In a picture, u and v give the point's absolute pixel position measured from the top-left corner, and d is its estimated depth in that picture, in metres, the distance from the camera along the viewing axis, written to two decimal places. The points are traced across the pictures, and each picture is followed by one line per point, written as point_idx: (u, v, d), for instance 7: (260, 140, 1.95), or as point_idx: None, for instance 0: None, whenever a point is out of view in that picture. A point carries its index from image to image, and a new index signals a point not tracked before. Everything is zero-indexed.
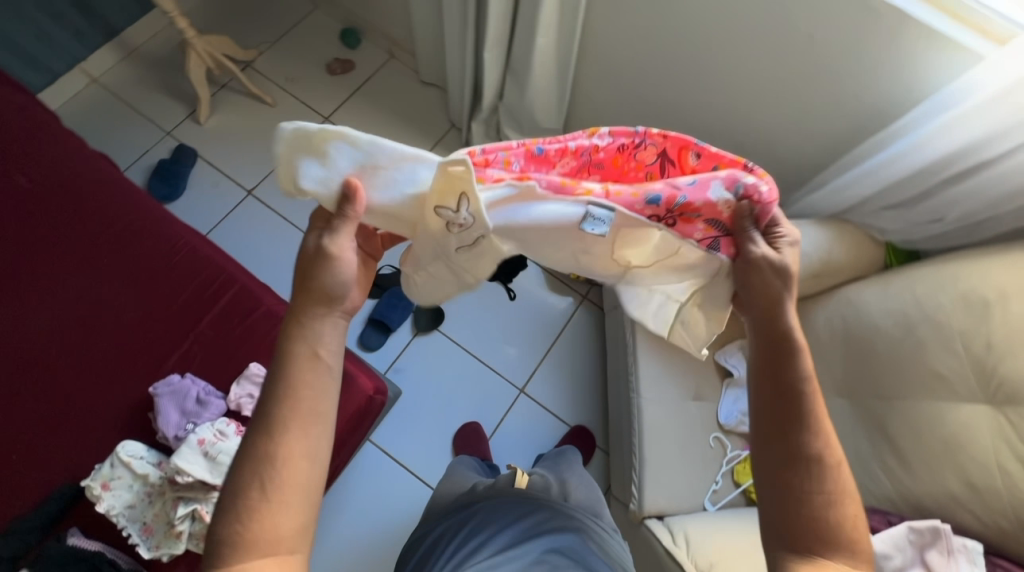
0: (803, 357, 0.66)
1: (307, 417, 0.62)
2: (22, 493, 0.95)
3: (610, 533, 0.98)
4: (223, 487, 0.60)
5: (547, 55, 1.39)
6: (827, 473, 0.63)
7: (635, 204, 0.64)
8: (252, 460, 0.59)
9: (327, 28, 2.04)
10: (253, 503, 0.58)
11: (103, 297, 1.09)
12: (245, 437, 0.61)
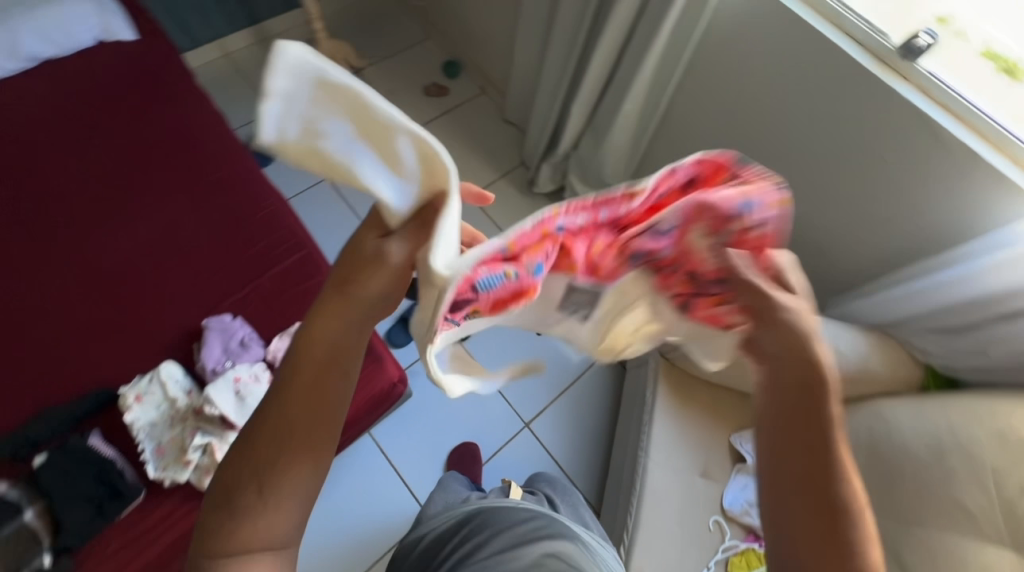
0: (834, 402, 0.51)
1: (311, 431, 0.51)
2: (62, 387, 1.02)
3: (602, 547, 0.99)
4: (220, 486, 0.51)
5: (629, 118, 1.49)
6: (867, 539, 0.49)
7: (615, 273, 0.57)
8: (247, 467, 0.51)
9: (433, 56, 2.28)
10: (249, 505, 0.50)
11: (187, 232, 1.19)
12: (251, 428, 0.52)
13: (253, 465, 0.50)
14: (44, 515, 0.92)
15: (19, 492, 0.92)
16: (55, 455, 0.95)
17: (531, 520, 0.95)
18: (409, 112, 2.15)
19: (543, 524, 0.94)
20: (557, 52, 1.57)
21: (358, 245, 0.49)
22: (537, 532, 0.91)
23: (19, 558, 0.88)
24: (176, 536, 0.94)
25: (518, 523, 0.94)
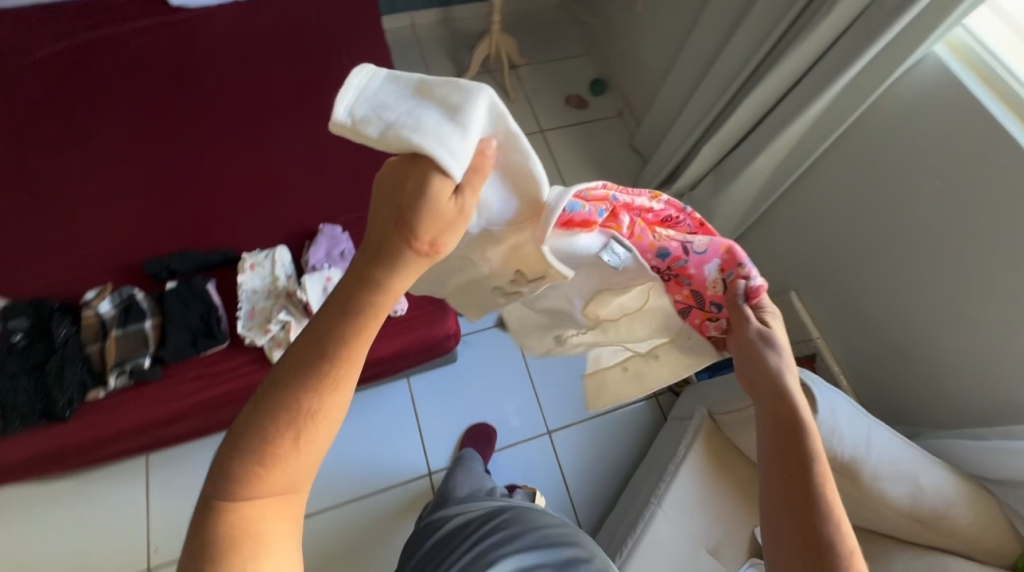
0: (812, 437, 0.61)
1: (350, 375, 0.48)
2: (205, 238, 1.24)
3: None
4: (241, 429, 0.47)
5: (759, 173, 1.45)
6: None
7: (648, 253, 0.68)
8: (280, 413, 0.46)
9: (585, 71, 2.39)
10: (280, 453, 0.46)
11: (333, 150, 1.39)
12: (282, 377, 0.47)
13: (284, 411, 0.46)
14: (158, 327, 1.11)
15: (149, 303, 1.13)
16: (181, 286, 1.14)
17: (555, 530, 0.98)
18: (545, 114, 2.27)
19: (568, 538, 0.97)
20: (707, 92, 1.57)
21: (422, 189, 0.45)
22: (563, 542, 0.95)
23: (130, 352, 1.07)
24: (242, 387, 1.10)
25: (542, 530, 0.97)
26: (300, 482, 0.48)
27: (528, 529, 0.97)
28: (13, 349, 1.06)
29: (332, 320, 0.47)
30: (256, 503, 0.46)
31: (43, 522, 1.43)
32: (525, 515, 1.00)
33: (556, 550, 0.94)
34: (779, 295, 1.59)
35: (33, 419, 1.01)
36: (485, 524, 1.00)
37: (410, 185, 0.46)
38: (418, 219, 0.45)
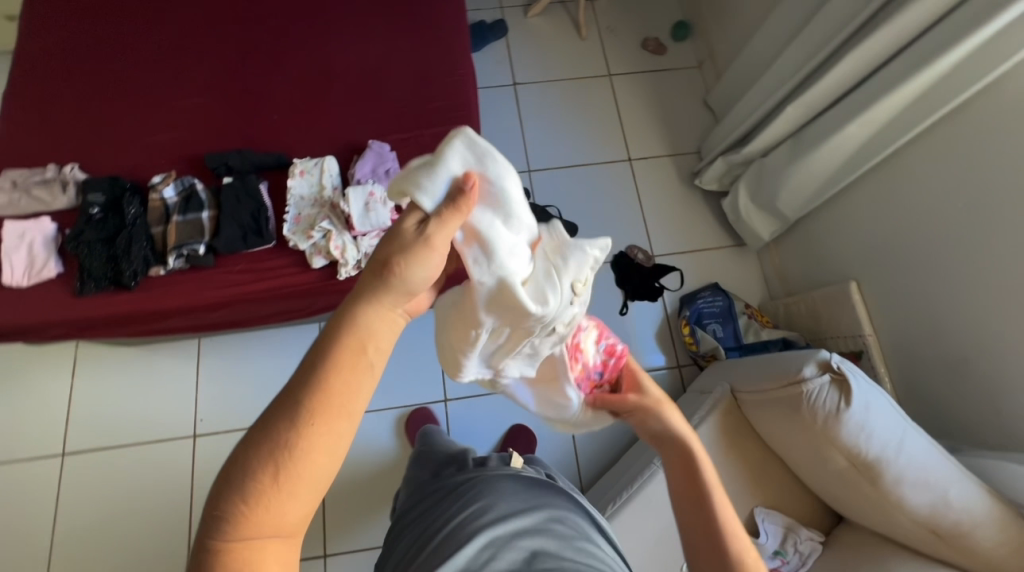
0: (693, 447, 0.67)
1: (336, 408, 0.46)
2: (261, 139, 1.27)
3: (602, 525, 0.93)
4: (220, 474, 0.45)
5: (846, 144, 1.30)
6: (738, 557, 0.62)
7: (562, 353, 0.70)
8: (261, 455, 0.44)
9: (670, 13, 2.16)
10: (261, 494, 0.44)
11: (389, 66, 1.36)
12: (261, 417, 0.46)
13: (269, 448, 0.45)
14: (213, 219, 1.18)
15: (207, 195, 1.19)
16: (238, 184, 1.19)
17: (535, 494, 0.90)
18: (617, 57, 2.10)
19: (547, 501, 0.88)
20: (806, 45, 1.39)
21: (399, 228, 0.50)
22: (539, 505, 0.86)
23: (188, 238, 1.15)
24: (283, 286, 1.16)
25: (524, 493, 0.89)
26: (291, 524, 0.46)
27: (512, 496, 0.88)
28: (91, 220, 1.17)
29: (305, 357, 0.47)
30: (244, 547, 0.45)
31: (112, 378, 1.64)
32: (501, 483, 0.92)
33: (537, 513, 0.84)
34: (837, 284, 1.48)
35: (105, 284, 1.13)
36: (463, 498, 0.90)
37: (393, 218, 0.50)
38: (393, 243, 0.48)
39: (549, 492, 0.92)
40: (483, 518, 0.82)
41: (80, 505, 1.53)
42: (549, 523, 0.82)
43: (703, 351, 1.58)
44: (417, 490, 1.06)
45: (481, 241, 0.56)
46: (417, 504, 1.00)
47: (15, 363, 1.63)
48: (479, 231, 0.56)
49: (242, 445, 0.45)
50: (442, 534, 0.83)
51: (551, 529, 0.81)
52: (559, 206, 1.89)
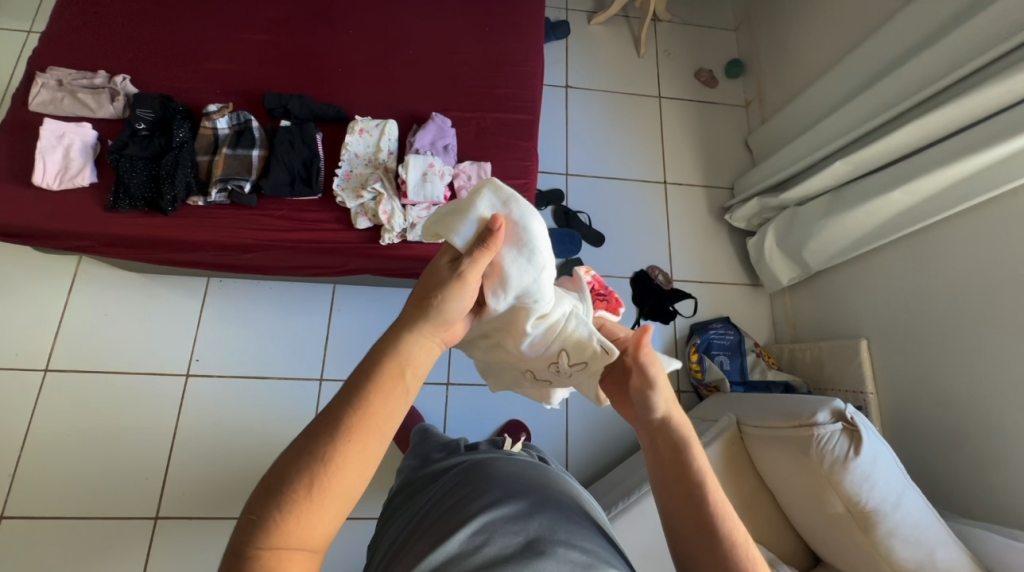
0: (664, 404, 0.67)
1: (375, 426, 0.52)
2: (322, 90, 1.25)
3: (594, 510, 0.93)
4: (258, 483, 0.49)
5: (885, 209, 1.35)
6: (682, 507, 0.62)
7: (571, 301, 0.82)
8: (303, 465, 0.49)
9: (726, 50, 2.20)
10: (295, 502, 0.48)
11: (461, 45, 1.36)
12: (303, 432, 0.51)
13: (308, 464, 0.49)
14: (263, 159, 1.15)
15: (261, 134, 1.17)
16: (294, 128, 1.17)
17: (526, 478, 0.85)
18: (669, 80, 2.13)
19: (545, 484, 0.86)
20: (862, 108, 1.44)
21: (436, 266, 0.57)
22: (537, 486, 0.85)
23: (235, 173, 1.12)
24: (322, 240, 1.14)
25: (513, 478, 0.84)
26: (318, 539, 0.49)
27: (499, 482, 0.83)
28: (136, 135, 1.12)
29: (351, 378, 0.53)
30: (270, 558, 0.47)
31: (109, 301, 1.58)
32: (490, 469, 0.87)
33: (528, 498, 0.78)
34: (846, 339, 1.54)
35: (140, 204, 1.08)
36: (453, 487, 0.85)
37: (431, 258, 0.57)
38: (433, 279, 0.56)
39: (540, 478, 0.87)
40: (473, 505, 0.77)
41: (55, 426, 1.47)
42: (542, 507, 0.77)
43: (708, 381, 1.62)
44: (410, 485, 1.01)
45: (502, 275, 0.63)
46: (410, 492, 0.98)
47: (11, 268, 1.55)
48: (503, 267, 0.63)
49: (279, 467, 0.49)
50: (437, 513, 0.79)
51: (545, 512, 0.76)
52: (590, 214, 1.90)
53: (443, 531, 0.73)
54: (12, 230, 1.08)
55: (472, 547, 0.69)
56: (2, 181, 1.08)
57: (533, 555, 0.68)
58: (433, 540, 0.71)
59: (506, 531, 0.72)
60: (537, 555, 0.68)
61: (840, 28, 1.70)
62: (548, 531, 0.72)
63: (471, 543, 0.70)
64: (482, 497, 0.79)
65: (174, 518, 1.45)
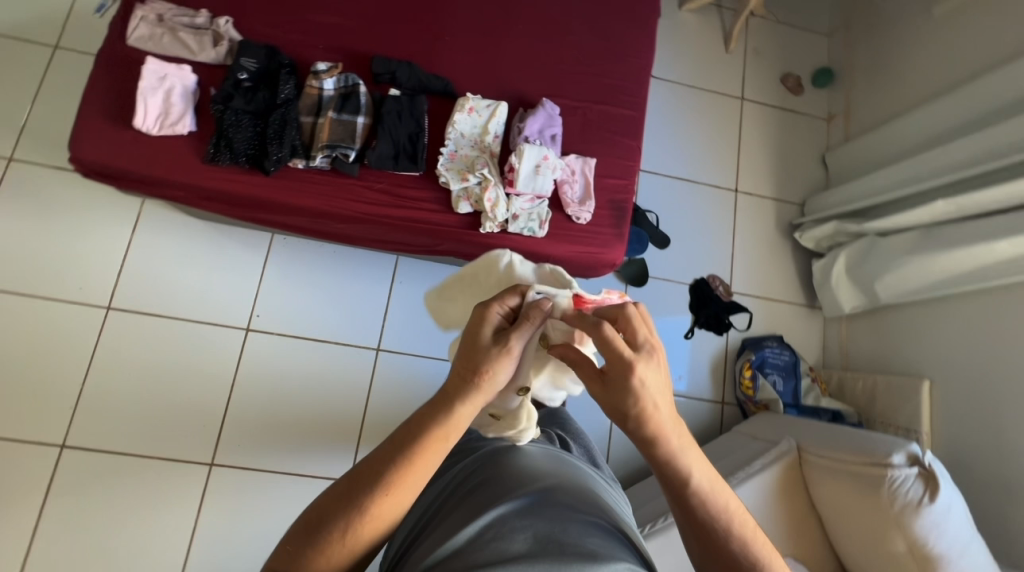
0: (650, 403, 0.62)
1: (408, 478, 0.59)
2: (428, 59, 1.18)
3: (615, 493, 0.77)
4: (313, 509, 0.59)
5: (985, 256, 1.32)
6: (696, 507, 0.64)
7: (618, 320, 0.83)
8: (348, 505, 0.57)
9: (816, 55, 2.06)
10: (337, 531, 0.57)
11: (572, 24, 1.27)
12: (352, 473, 0.60)
13: (349, 511, 0.57)
14: (367, 127, 1.11)
15: (367, 101, 1.12)
16: (404, 100, 1.13)
17: (532, 469, 0.71)
18: (753, 81, 2.00)
19: (556, 471, 0.71)
20: (974, 147, 1.38)
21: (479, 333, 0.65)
22: (546, 477, 0.69)
23: (341, 139, 1.08)
24: (419, 220, 1.11)
25: (512, 466, 0.71)
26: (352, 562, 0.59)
27: (497, 474, 0.69)
28: (239, 86, 1.08)
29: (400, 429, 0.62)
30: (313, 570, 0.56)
31: (171, 244, 1.52)
32: (495, 460, 0.72)
33: (531, 491, 0.66)
34: (907, 376, 1.55)
35: (242, 160, 1.05)
36: (458, 483, 0.72)
37: (480, 321, 0.65)
38: (478, 357, 0.63)
39: (548, 468, 0.72)
40: (470, 504, 0.65)
41: (115, 365, 1.45)
42: (549, 502, 0.64)
43: (759, 399, 1.64)
44: None
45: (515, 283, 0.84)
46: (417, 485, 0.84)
47: (73, 200, 1.49)
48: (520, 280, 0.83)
49: (324, 501, 0.59)
50: (437, 514, 0.68)
51: (552, 509, 0.63)
52: (658, 214, 1.82)
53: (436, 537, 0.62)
54: (109, 171, 1.05)
55: (468, 548, 0.58)
56: (101, 118, 1.04)
57: (540, 562, 0.56)
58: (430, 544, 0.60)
59: (506, 530, 0.60)
60: (545, 562, 0.56)
61: (956, 52, 1.59)
62: (557, 537, 0.59)
63: (465, 549, 0.58)
64: (478, 494, 0.66)
65: (227, 467, 1.44)
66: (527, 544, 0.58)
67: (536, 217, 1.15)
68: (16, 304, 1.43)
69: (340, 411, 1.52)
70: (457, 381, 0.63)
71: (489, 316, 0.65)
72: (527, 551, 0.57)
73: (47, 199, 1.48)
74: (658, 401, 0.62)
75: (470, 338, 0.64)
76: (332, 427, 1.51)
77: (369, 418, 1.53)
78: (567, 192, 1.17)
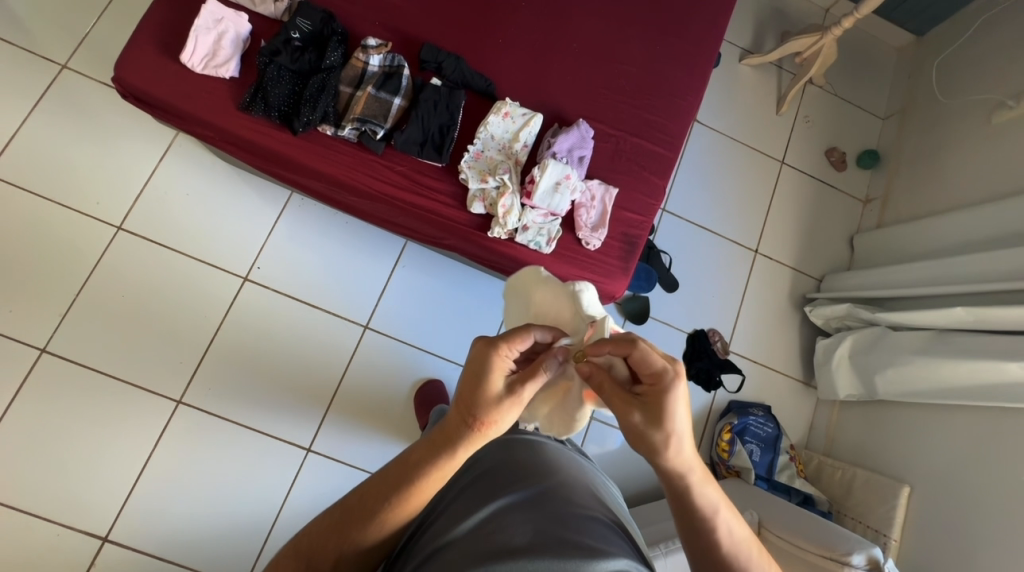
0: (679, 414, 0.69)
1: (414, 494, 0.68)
2: (476, 57, 1.19)
3: (605, 484, 0.90)
4: (334, 513, 0.69)
5: (992, 374, 1.27)
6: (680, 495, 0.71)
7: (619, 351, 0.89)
8: (368, 511, 0.68)
9: (867, 135, 2.02)
10: (358, 529, 0.67)
11: (624, 53, 1.27)
12: (370, 485, 0.69)
13: (359, 523, 0.67)
14: (401, 110, 1.13)
15: (408, 84, 1.14)
16: (442, 91, 1.14)
17: (533, 463, 0.84)
18: (797, 147, 1.97)
19: (554, 468, 0.84)
20: (1005, 262, 1.34)
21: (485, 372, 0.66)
22: (548, 474, 0.82)
23: (373, 115, 1.10)
24: (434, 211, 1.11)
25: (515, 460, 0.85)
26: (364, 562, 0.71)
27: (501, 469, 0.83)
28: (289, 44, 1.10)
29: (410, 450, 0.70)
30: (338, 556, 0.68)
31: (193, 180, 1.54)
32: (505, 454, 0.86)
33: (530, 488, 0.79)
34: (888, 478, 1.49)
35: (273, 115, 1.06)
36: (471, 471, 0.85)
37: (478, 358, 0.66)
38: (482, 405, 0.66)
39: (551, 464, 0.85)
40: (480, 492, 0.79)
41: (112, 284, 1.47)
42: (546, 498, 0.78)
43: (733, 464, 1.59)
44: None
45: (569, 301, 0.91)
46: None
47: (111, 119, 1.53)
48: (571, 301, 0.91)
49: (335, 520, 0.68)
50: (453, 498, 0.81)
51: (548, 503, 0.76)
52: (672, 257, 1.80)
53: (453, 520, 0.76)
54: (147, 98, 1.07)
55: (480, 533, 0.72)
56: (151, 46, 1.07)
57: (538, 549, 0.69)
58: (451, 521, 0.75)
59: (510, 520, 0.74)
60: (536, 552, 0.69)
61: (1008, 163, 1.54)
62: (551, 529, 0.72)
63: (476, 533, 0.72)
64: (485, 486, 0.81)
65: (192, 409, 1.45)
66: (521, 536, 0.71)
67: (546, 233, 1.14)
68: (34, 205, 1.46)
69: (315, 380, 1.52)
70: (459, 423, 0.67)
71: (497, 360, 0.66)
72: (526, 540, 0.70)
73: (87, 112, 1.52)
74: (674, 428, 0.68)
75: (468, 376, 0.67)
76: (303, 393, 1.51)
77: (342, 392, 1.52)
78: (583, 216, 1.16)
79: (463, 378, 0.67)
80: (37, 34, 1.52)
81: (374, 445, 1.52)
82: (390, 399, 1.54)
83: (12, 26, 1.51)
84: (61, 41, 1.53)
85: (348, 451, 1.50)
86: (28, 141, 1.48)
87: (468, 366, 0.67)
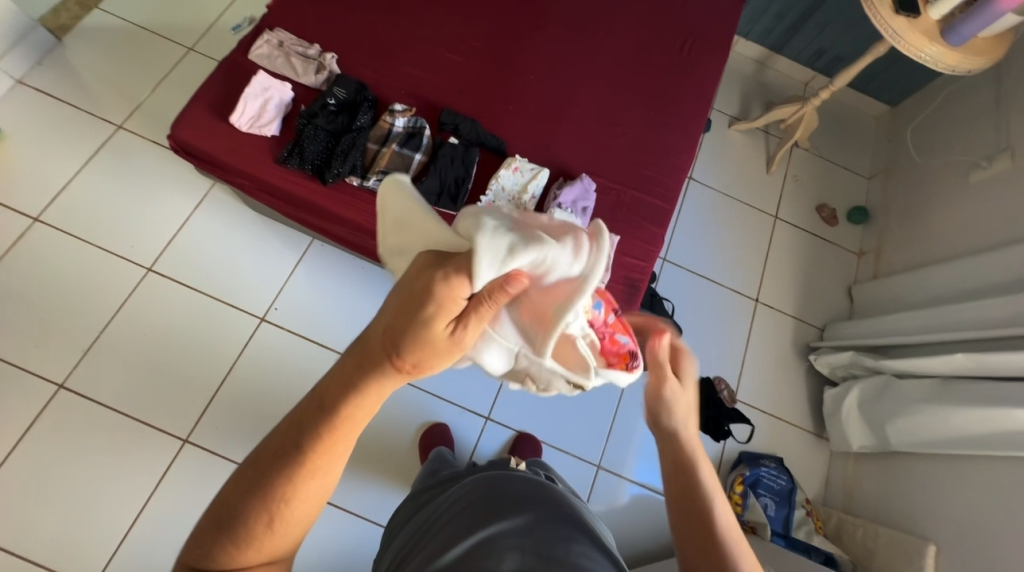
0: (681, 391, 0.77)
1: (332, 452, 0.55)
2: (489, 120, 1.34)
3: (594, 519, 0.92)
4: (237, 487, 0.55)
5: (997, 421, 1.27)
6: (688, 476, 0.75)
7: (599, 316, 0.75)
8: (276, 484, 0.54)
9: (855, 193, 2.14)
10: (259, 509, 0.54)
11: (622, 117, 1.41)
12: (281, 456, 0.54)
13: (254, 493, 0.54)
14: (422, 164, 1.25)
15: (429, 143, 1.27)
16: (459, 148, 1.27)
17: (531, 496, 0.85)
18: (790, 203, 2.09)
19: (548, 502, 0.85)
20: (998, 309, 1.38)
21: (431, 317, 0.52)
22: (542, 506, 0.83)
23: (396, 168, 1.22)
24: None
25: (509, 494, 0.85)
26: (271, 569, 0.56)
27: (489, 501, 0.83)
28: (326, 108, 1.25)
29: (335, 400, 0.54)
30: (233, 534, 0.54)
31: (224, 227, 1.66)
32: (502, 485, 0.87)
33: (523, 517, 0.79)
34: (910, 535, 1.43)
35: (307, 167, 1.19)
36: (465, 498, 0.85)
37: (422, 285, 0.53)
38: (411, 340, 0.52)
39: (545, 497, 0.86)
40: (475, 518, 0.79)
41: (134, 322, 1.53)
42: (539, 526, 0.78)
43: (748, 520, 1.53)
44: (425, 493, 0.99)
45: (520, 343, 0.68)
46: (430, 496, 0.96)
47: (157, 169, 1.69)
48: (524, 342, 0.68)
49: (221, 496, 0.55)
50: (445, 522, 0.81)
51: (541, 533, 0.76)
52: (675, 304, 1.86)
53: (443, 545, 0.75)
54: (194, 151, 1.20)
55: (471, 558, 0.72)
56: (205, 108, 1.22)
57: None
58: (443, 545, 0.75)
59: (502, 547, 0.73)
60: None
61: (989, 217, 1.63)
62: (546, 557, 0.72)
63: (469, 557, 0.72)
64: (477, 514, 0.80)
65: (198, 448, 1.45)
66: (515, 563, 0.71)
67: None
68: (75, 248, 1.57)
69: None
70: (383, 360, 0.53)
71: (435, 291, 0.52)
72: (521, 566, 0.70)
73: (135, 165, 1.68)
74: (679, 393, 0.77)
75: (400, 306, 0.53)
76: None
77: None
78: None
79: (403, 310, 0.53)
80: (99, 100, 1.72)
81: (377, 492, 1.48)
82: (395, 444, 1.53)
83: (78, 93, 1.71)
84: (119, 106, 1.72)
85: (349, 497, 1.45)
86: (78, 190, 1.62)
87: (411, 297, 0.53)
